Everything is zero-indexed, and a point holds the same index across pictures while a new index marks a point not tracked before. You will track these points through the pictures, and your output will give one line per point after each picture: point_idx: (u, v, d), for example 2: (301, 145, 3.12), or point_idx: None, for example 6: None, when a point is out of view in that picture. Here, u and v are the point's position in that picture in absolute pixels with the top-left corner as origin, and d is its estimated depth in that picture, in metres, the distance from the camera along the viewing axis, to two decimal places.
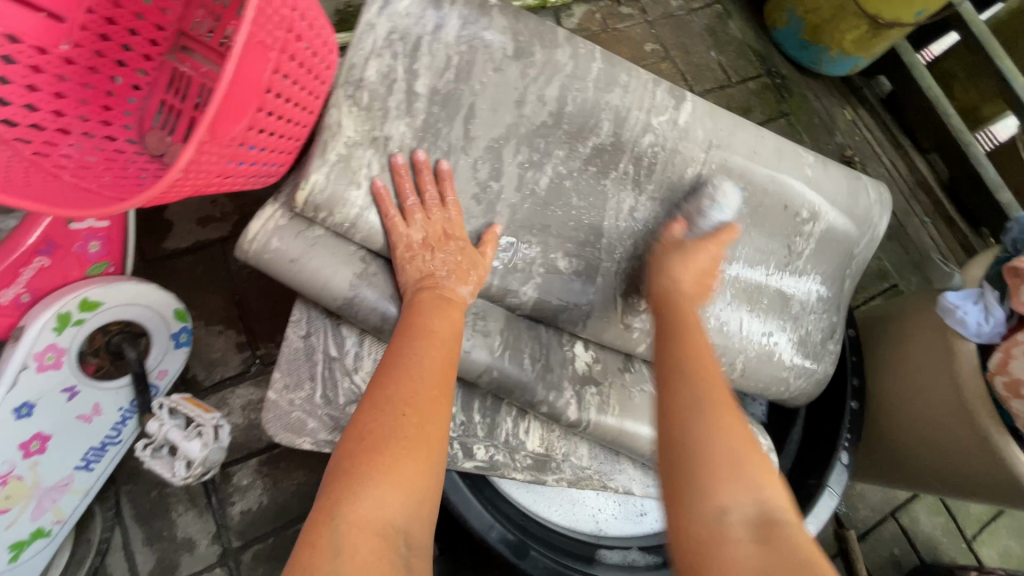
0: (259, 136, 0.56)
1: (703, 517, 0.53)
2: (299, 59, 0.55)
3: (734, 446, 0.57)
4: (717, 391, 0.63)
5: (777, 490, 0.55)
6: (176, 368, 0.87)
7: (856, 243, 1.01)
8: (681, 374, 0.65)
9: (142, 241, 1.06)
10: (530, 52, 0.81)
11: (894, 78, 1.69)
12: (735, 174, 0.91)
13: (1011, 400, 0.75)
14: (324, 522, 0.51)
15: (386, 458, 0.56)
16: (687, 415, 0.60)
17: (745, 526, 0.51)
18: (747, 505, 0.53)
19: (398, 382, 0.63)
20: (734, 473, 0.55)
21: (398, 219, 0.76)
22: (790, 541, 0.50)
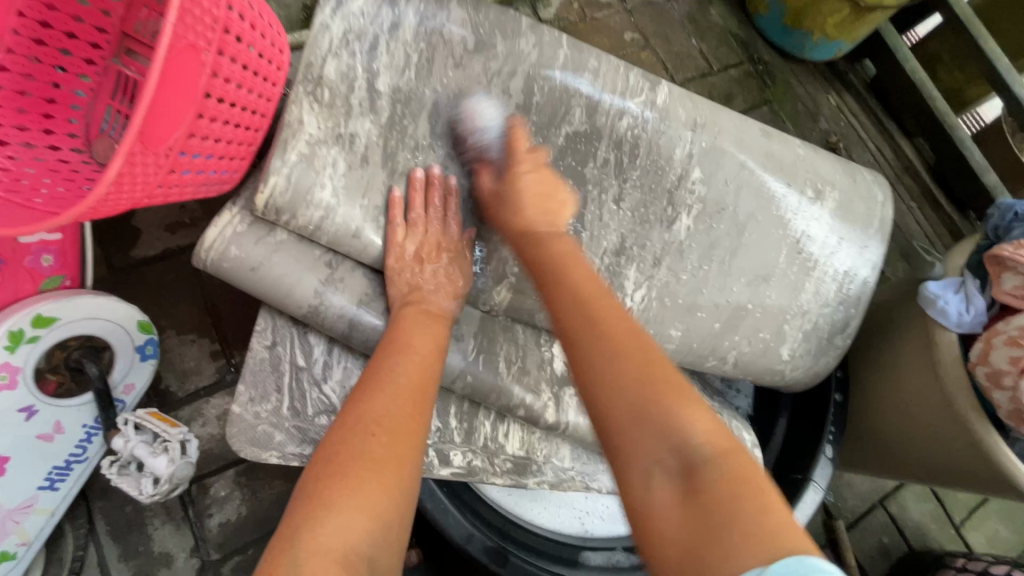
0: (203, 144, 0.53)
1: (634, 488, 0.50)
2: (241, 61, 0.53)
3: (640, 391, 0.53)
4: (617, 334, 0.58)
5: (697, 423, 0.51)
6: (144, 382, 0.85)
7: (869, 225, 0.95)
8: (581, 327, 0.60)
9: (109, 251, 1.03)
10: (491, 45, 0.78)
11: (879, 61, 1.66)
12: (731, 157, 0.88)
13: (993, 390, 0.74)
14: (283, 548, 0.48)
15: (353, 480, 0.53)
16: (593, 369, 0.56)
17: (670, 488, 0.48)
18: (669, 454, 0.50)
19: (371, 400, 0.61)
20: (657, 425, 0.51)
21: (400, 228, 0.77)
22: (721, 488, 0.46)
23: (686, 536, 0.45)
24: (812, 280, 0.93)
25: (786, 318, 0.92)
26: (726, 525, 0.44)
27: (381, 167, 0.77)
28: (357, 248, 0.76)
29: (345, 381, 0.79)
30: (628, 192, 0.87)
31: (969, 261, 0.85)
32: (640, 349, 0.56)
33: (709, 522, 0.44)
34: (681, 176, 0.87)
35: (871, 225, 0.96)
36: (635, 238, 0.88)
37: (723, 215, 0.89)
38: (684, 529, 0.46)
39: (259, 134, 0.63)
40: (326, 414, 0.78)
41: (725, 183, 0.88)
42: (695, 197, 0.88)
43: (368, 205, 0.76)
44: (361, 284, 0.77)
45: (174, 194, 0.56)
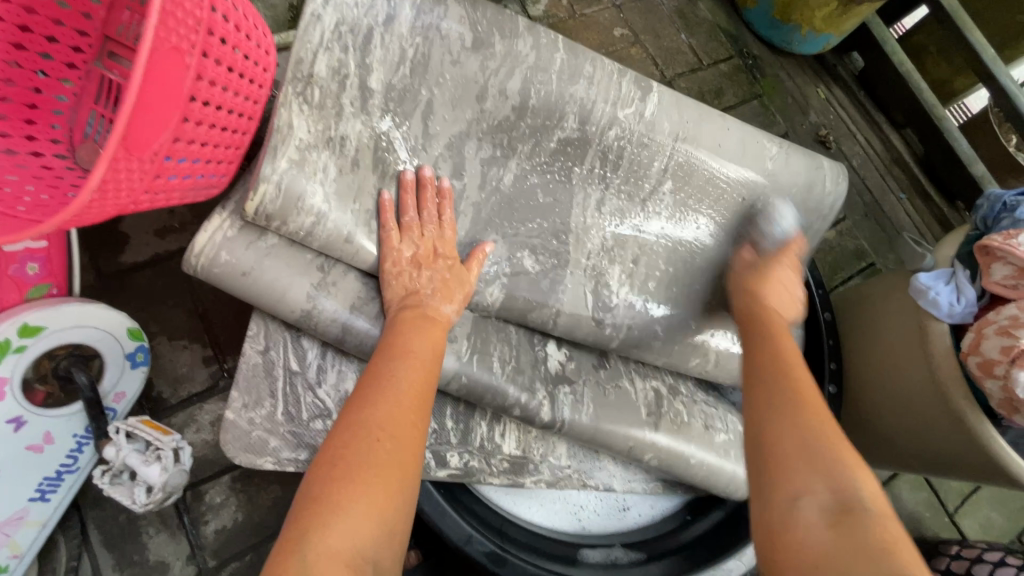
0: (190, 147, 0.52)
1: (779, 504, 0.54)
2: (226, 63, 0.52)
3: (813, 437, 0.58)
4: (801, 390, 0.64)
5: (866, 484, 0.54)
6: (134, 391, 0.83)
7: (813, 234, 0.99)
8: (775, 376, 0.66)
9: (97, 256, 1.01)
10: (489, 43, 0.77)
11: (868, 54, 1.67)
12: (701, 170, 0.91)
13: (984, 379, 0.74)
14: (290, 549, 0.48)
15: (360, 484, 0.54)
16: (760, 414, 0.62)
17: (820, 511, 0.52)
18: (824, 495, 0.53)
19: (373, 404, 0.61)
20: (820, 465, 0.55)
21: (394, 232, 0.76)
22: (875, 529, 0.49)
23: (831, 553, 0.48)
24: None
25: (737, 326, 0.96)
26: (882, 554, 0.46)
27: (373, 169, 0.76)
28: (349, 252, 0.75)
29: (339, 386, 0.79)
30: (611, 196, 0.89)
31: (958, 250, 0.86)
32: (819, 408, 0.61)
33: (862, 548, 0.47)
34: (655, 186, 0.90)
35: (814, 235, 1.00)
36: (618, 239, 0.90)
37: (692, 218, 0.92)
38: (831, 547, 0.48)
39: (247, 137, 0.62)
40: (320, 418, 0.78)
41: (694, 192, 0.91)
42: (665, 204, 0.91)
43: (360, 209, 0.75)
44: (354, 288, 0.76)
45: (162, 199, 0.55)
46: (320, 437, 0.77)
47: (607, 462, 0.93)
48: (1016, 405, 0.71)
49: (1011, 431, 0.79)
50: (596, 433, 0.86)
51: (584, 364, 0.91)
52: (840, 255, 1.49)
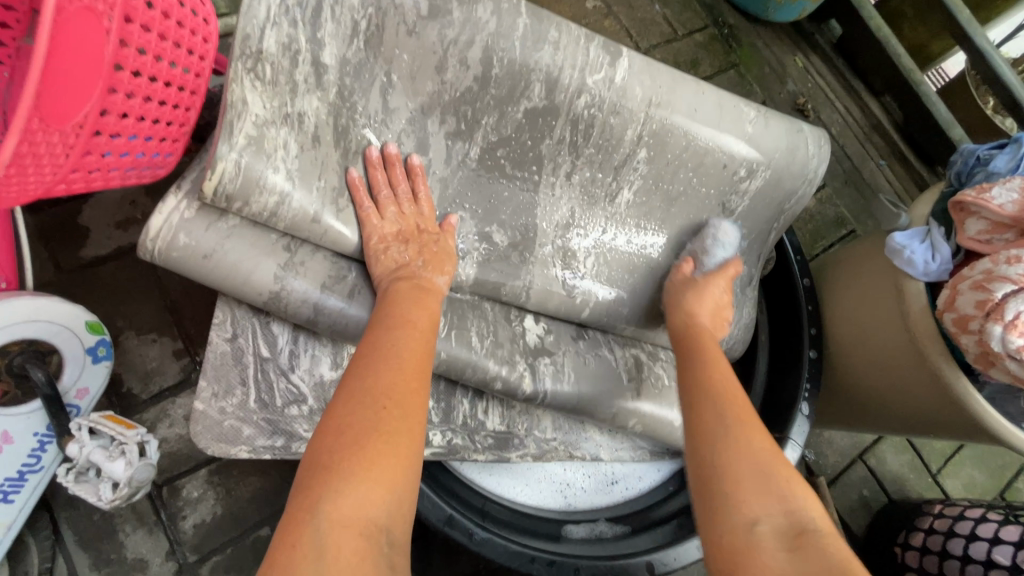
0: (123, 122, 0.50)
1: (740, 536, 0.57)
2: (157, 30, 0.49)
3: (768, 466, 0.62)
4: (747, 418, 0.68)
5: (808, 502, 0.60)
6: (98, 386, 0.81)
7: (789, 197, 0.98)
8: (723, 402, 0.70)
9: (56, 252, 0.98)
10: (446, 11, 0.74)
11: (844, 20, 1.65)
12: (678, 135, 0.87)
13: (960, 335, 0.74)
14: (301, 521, 0.47)
15: (372, 452, 0.51)
16: (710, 432, 0.67)
17: (780, 535, 0.57)
18: (777, 517, 0.58)
19: (376, 371, 0.58)
20: (776, 495, 0.60)
21: (372, 210, 0.74)
22: (827, 550, 0.54)
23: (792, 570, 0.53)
24: (724, 251, 0.98)
25: None
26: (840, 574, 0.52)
27: (335, 146, 0.73)
28: (317, 233, 0.72)
29: (313, 371, 0.77)
30: (581, 166, 0.87)
31: (932, 208, 0.85)
32: (768, 436, 0.66)
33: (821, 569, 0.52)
34: (627, 156, 0.87)
35: (790, 199, 0.98)
36: (584, 212, 0.90)
37: (660, 189, 0.91)
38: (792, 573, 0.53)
39: (192, 115, 0.59)
40: (295, 404, 0.76)
41: (671, 159, 0.89)
42: (638, 174, 0.89)
43: (325, 186, 0.72)
44: (324, 266, 0.74)
45: (98, 178, 0.52)
46: (297, 424, 0.75)
47: (593, 432, 0.92)
48: (991, 359, 0.71)
49: (989, 386, 0.79)
50: (580, 400, 0.86)
51: (563, 336, 0.90)
52: (820, 223, 1.48)
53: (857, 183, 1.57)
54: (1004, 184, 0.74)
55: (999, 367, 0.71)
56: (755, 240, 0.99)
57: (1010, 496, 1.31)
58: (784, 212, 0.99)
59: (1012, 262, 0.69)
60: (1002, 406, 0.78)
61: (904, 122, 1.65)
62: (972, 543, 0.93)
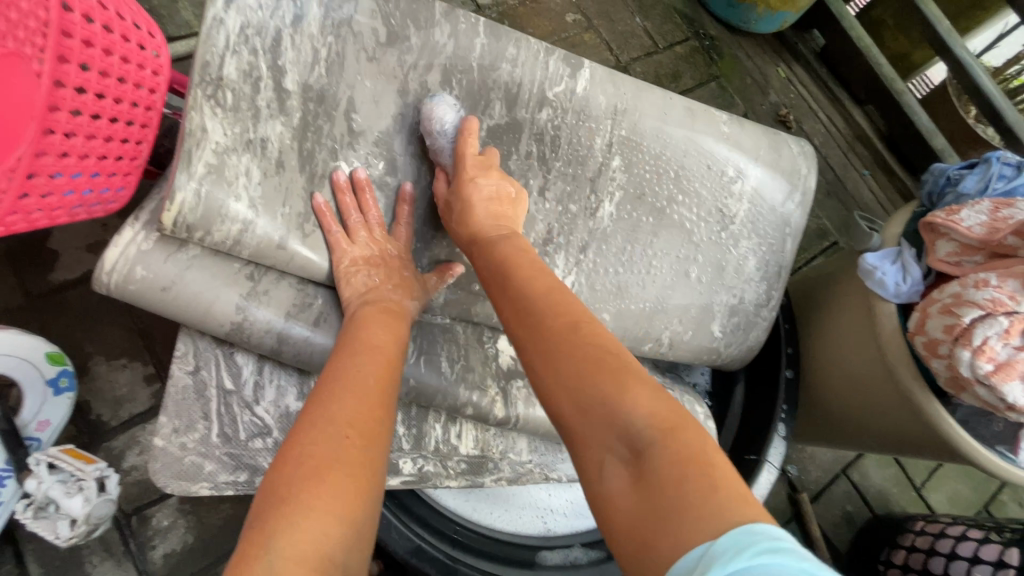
0: (62, 160, 0.49)
1: (595, 489, 0.46)
2: (97, 68, 0.48)
3: (590, 386, 0.48)
4: (565, 334, 0.53)
5: (639, 399, 0.47)
6: (60, 418, 0.79)
7: (784, 199, 0.97)
8: (535, 335, 0.54)
9: (24, 276, 0.97)
10: (403, 37, 0.74)
11: (825, 31, 1.65)
12: (653, 137, 0.88)
13: (930, 359, 0.73)
14: (252, 557, 0.42)
15: (332, 481, 0.48)
16: (540, 373, 0.52)
17: (623, 469, 0.45)
18: (617, 447, 0.46)
19: (339, 396, 0.55)
20: (600, 417, 0.47)
21: (341, 234, 0.72)
22: (666, 469, 0.42)
23: (636, 512, 0.42)
24: (734, 257, 0.95)
25: (711, 296, 0.94)
26: (680, 494, 0.40)
27: (299, 171, 0.71)
28: (283, 259, 0.70)
29: (280, 402, 0.76)
30: (554, 180, 0.86)
31: (905, 227, 0.84)
32: (589, 346, 0.51)
33: (661, 498, 0.41)
34: (602, 165, 0.87)
35: (791, 202, 0.98)
36: (563, 226, 0.87)
37: (647, 198, 0.90)
38: (638, 514, 0.42)
39: (145, 148, 0.58)
40: (260, 437, 0.74)
41: (647, 170, 0.89)
42: (617, 183, 0.88)
43: (290, 213, 0.70)
44: (289, 294, 0.72)
45: (41, 218, 0.51)
46: (261, 457, 0.74)
47: (570, 453, 0.91)
48: (962, 383, 0.70)
49: (961, 409, 0.78)
50: (551, 426, 0.86)
51: None
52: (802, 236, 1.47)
53: (841, 194, 1.56)
54: (972, 208, 0.75)
55: (969, 392, 0.70)
56: (768, 250, 0.97)
57: (994, 509, 1.30)
58: (786, 218, 0.98)
59: (980, 285, 0.68)
60: (974, 428, 0.77)
61: (888, 131, 1.65)
62: (952, 563, 0.92)
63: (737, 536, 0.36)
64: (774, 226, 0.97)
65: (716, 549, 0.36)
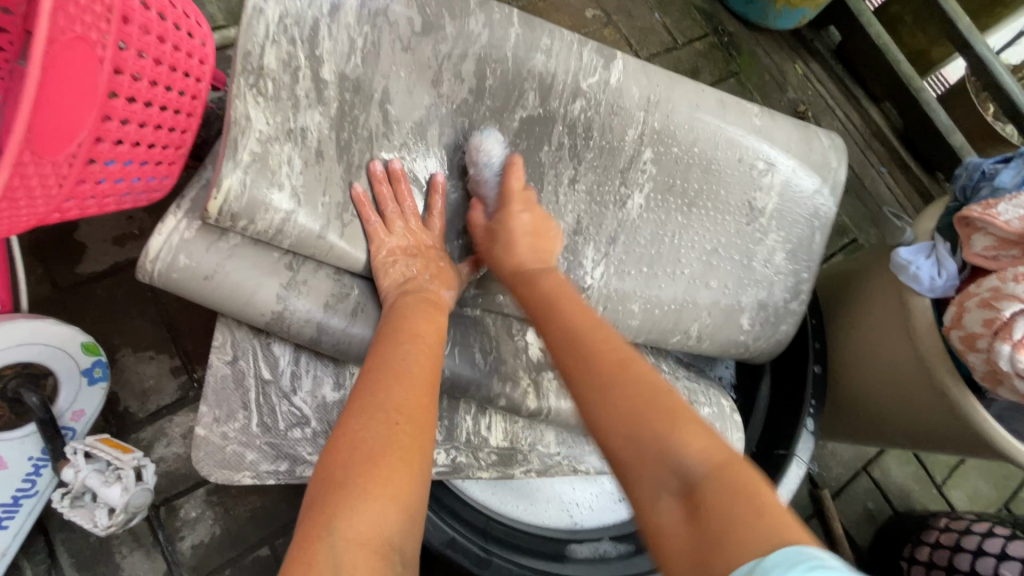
0: (116, 147, 0.49)
1: (645, 515, 0.48)
2: (151, 55, 0.49)
3: (638, 417, 0.51)
4: (620, 366, 0.56)
5: (692, 444, 0.49)
6: (94, 408, 0.80)
7: (816, 194, 0.97)
8: (583, 364, 0.58)
9: (52, 268, 0.97)
10: (439, 26, 0.74)
11: (843, 27, 1.64)
12: (686, 129, 0.88)
13: (966, 352, 0.73)
14: (315, 539, 0.44)
15: (385, 467, 0.49)
16: (592, 396, 0.55)
17: (677, 505, 0.46)
18: (672, 481, 0.48)
19: (387, 385, 0.56)
20: (652, 449, 0.49)
21: (379, 225, 0.73)
22: (725, 507, 0.44)
23: (693, 542, 0.44)
24: (761, 249, 0.95)
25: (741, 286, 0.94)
26: (736, 530, 0.42)
27: (337, 161, 0.72)
28: (322, 249, 0.71)
29: (316, 392, 0.76)
30: (584, 171, 0.87)
31: (937, 223, 0.85)
32: (638, 381, 0.55)
33: (717, 537, 0.42)
34: (632, 157, 0.87)
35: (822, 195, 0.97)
36: (591, 218, 0.89)
37: (675, 188, 0.90)
38: (692, 548, 0.43)
39: (188, 136, 0.58)
40: (298, 427, 0.75)
41: (681, 156, 0.89)
42: (648, 175, 0.89)
43: (329, 203, 0.71)
44: (327, 285, 0.72)
45: (92, 205, 0.51)
46: (299, 446, 0.74)
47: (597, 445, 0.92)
48: (999, 377, 0.70)
49: (996, 403, 0.78)
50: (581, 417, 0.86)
51: None
52: None
53: (859, 192, 1.56)
54: (1010, 201, 0.74)
55: (1006, 386, 0.70)
56: (795, 245, 0.97)
57: (1015, 507, 1.30)
58: (816, 211, 0.98)
59: (1020, 279, 0.68)
60: (1009, 423, 0.77)
61: (905, 129, 1.64)
62: (979, 559, 0.91)
63: (792, 554, 0.38)
64: (807, 219, 0.97)
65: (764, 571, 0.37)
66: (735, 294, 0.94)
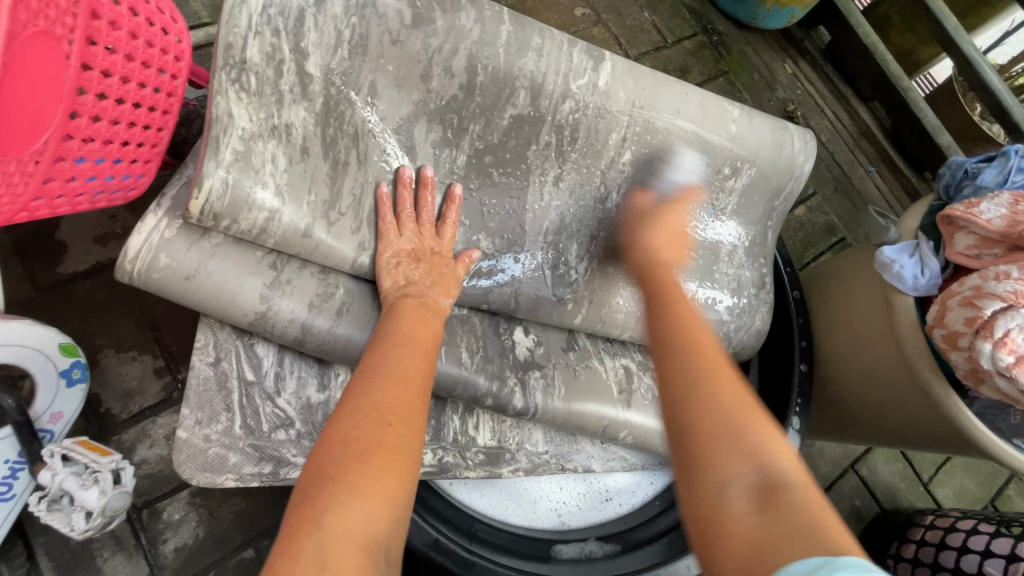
0: (86, 145, 0.48)
1: (708, 498, 0.48)
2: (122, 50, 0.48)
3: (734, 413, 0.53)
4: (714, 365, 0.58)
5: (778, 454, 0.50)
6: (73, 410, 0.79)
7: (777, 194, 0.99)
8: (687, 352, 0.59)
9: (32, 268, 0.95)
10: (430, 19, 0.73)
11: (832, 27, 1.65)
12: (662, 136, 0.88)
13: (949, 352, 0.73)
14: (302, 533, 0.43)
15: (376, 466, 0.48)
16: (681, 380, 0.57)
17: (747, 497, 0.47)
18: (746, 474, 0.48)
19: (380, 385, 0.56)
20: (739, 443, 0.50)
21: (392, 224, 0.74)
22: (797, 510, 0.45)
23: (757, 533, 0.44)
24: (722, 250, 0.97)
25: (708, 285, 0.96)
26: (812, 533, 0.42)
27: (323, 158, 0.70)
28: (308, 248, 0.70)
29: (300, 393, 0.75)
30: (569, 171, 0.87)
31: (921, 221, 0.85)
32: (736, 385, 0.55)
33: (791, 533, 0.43)
34: (613, 159, 0.88)
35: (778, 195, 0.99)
36: (575, 215, 0.89)
37: (649, 190, 0.91)
38: (760, 537, 0.44)
39: (166, 135, 0.58)
40: (282, 428, 0.74)
41: (657, 160, 0.89)
42: (625, 177, 0.89)
43: (315, 200, 0.69)
44: (311, 284, 0.71)
45: (62, 205, 0.50)
46: (283, 448, 0.73)
47: (585, 443, 0.91)
48: (981, 375, 0.70)
49: (979, 401, 0.78)
50: (569, 417, 0.85)
51: (554, 347, 0.89)
52: (810, 231, 1.47)
53: (847, 191, 1.56)
54: (992, 201, 0.75)
55: (988, 385, 0.70)
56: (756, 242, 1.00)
57: (1000, 504, 1.31)
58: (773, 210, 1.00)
59: (1001, 279, 0.69)
60: (992, 421, 0.77)
61: (894, 129, 1.65)
62: (964, 556, 0.92)
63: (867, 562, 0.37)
64: (763, 218, 1.00)
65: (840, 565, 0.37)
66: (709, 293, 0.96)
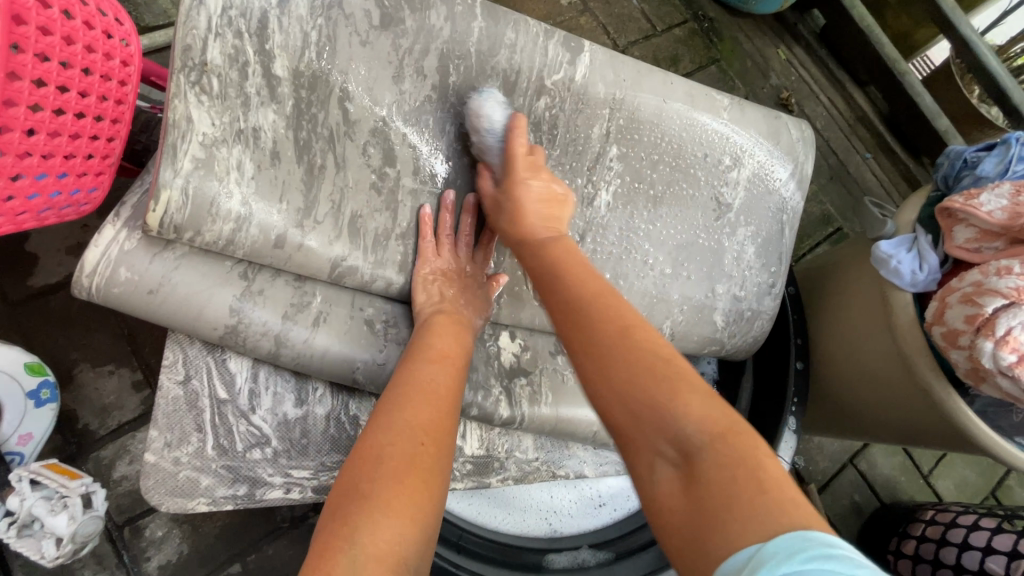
0: (23, 160, 0.45)
1: (642, 482, 0.47)
2: (56, 58, 0.45)
3: (636, 384, 0.49)
4: (611, 330, 0.53)
5: (694, 410, 0.46)
6: (42, 430, 0.77)
7: (779, 185, 0.95)
8: (580, 328, 0.55)
9: (3, 283, 0.92)
10: (399, 19, 0.69)
11: (827, 11, 1.61)
12: (648, 127, 0.85)
13: (949, 350, 0.71)
14: (336, 550, 0.44)
15: (408, 482, 0.49)
16: (583, 363, 0.53)
17: (674, 475, 0.45)
18: (665, 447, 0.46)
19: (414, 403, 0.56)
20: (651, 414, 0.47)
21: (431, 246, 0.75)
22: (717, 483, 0.42)
23: (687, 520, 0.43)
24: (730, 246, 0.93)
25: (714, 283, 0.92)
26: (732, 511, 0.40)
27: (297, 162, 0.66)
28: (281, 257, 0.66)
29: (276, 410, 0.72)
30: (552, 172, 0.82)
31: (919, 215, 0.82)
32: (636, 346, 0.51)
33: (710, 514, 0.41)
34: (600, 153, 0.84)
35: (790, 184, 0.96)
36: None
37: (643, 187, 0.86)
38: (688, 522, 0.43)
39: (117, 145, 0.55)
40: (257, 447, 0.71)
41: (645, 154, 0.85)
42: (614, 172, 0.85)
43: (287, 210, 0.65)
44: (286, 291, 0.68)
45: (4, 224, 0.47)
46: (259, 468, 0.71)
47: (576, 448, 0.89)
48: (982, 374, 0.67)
49: (980, 399, 0.75)
50: (557, 423, 0.83)
51: (542, 351, 0.86)
52: (805, 222, 1.45)
53: (843, 178, 1.53)
54: (992, 191, 0.72)
55: (990, 383, 0.67)
56: (767, 240, 0.95)
57: (1001, 495, 1.29)
58: (784, 203, 0.96)
59: (1003, 274, 0.66)
60: (993, 419, 0.74)
61: (890, 114, 1.61)
62: (965, 553, 0.89)
63: (794, 542, 0.37)
64: (775, 214, 0.95)
65: (765, 557, 0.36)
66: (714, 291, 0.92)
